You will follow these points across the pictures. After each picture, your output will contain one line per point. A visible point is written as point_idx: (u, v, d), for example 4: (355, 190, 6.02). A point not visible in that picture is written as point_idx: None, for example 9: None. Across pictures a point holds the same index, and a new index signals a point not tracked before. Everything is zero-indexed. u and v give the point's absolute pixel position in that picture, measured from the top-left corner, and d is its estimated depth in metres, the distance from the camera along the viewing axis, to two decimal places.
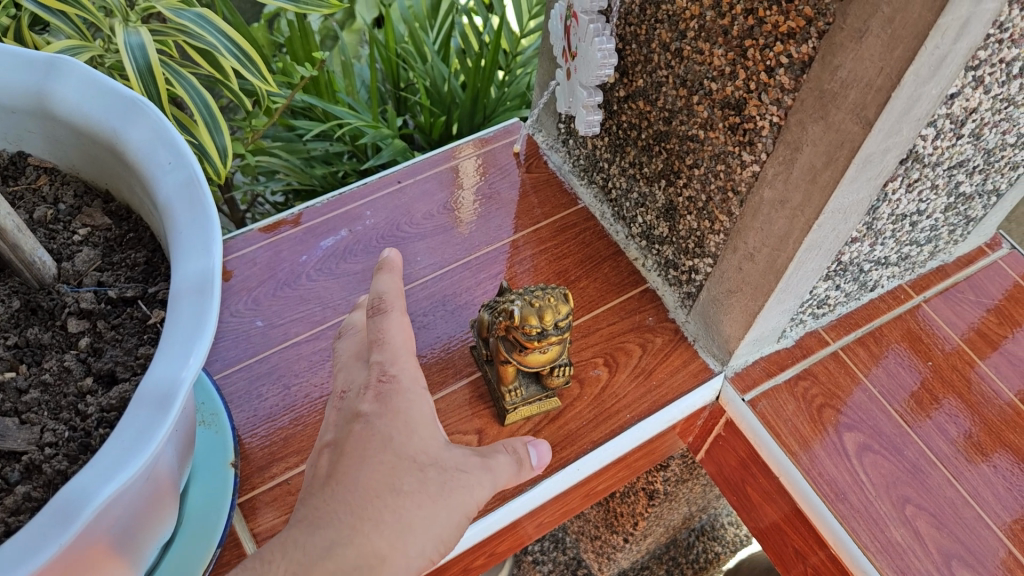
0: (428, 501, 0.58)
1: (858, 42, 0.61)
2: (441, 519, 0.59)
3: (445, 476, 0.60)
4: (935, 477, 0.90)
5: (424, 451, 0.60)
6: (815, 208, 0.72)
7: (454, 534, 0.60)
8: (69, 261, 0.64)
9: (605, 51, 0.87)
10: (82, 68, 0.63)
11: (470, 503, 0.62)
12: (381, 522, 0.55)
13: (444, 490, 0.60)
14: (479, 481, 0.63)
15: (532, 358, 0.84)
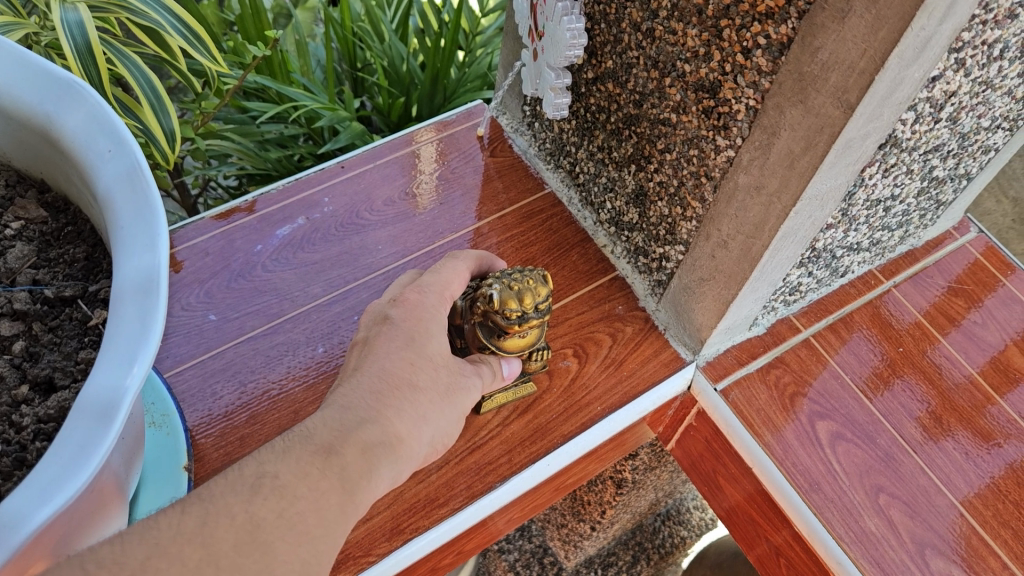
0: (438, 396, 0.69)
1: (841, 22, 0.58)
2: (446, 415, 0.69)
3: (452, 378, 0.71)
4: (907, 465, 0.89)
5: (442, 352, 0.72)
6: (792, 195, 0.70)
7: (454, 429, 0.71)
8: (1, 257, 0.59)
9: (574, 30, 0.83)
10: (13, 48, 0.58)
11: (467, 404, 0.73)
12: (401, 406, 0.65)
13: (450, 391, 0.70)
14: (475, 388, 0.74)
15: (509, 345, 0.81)
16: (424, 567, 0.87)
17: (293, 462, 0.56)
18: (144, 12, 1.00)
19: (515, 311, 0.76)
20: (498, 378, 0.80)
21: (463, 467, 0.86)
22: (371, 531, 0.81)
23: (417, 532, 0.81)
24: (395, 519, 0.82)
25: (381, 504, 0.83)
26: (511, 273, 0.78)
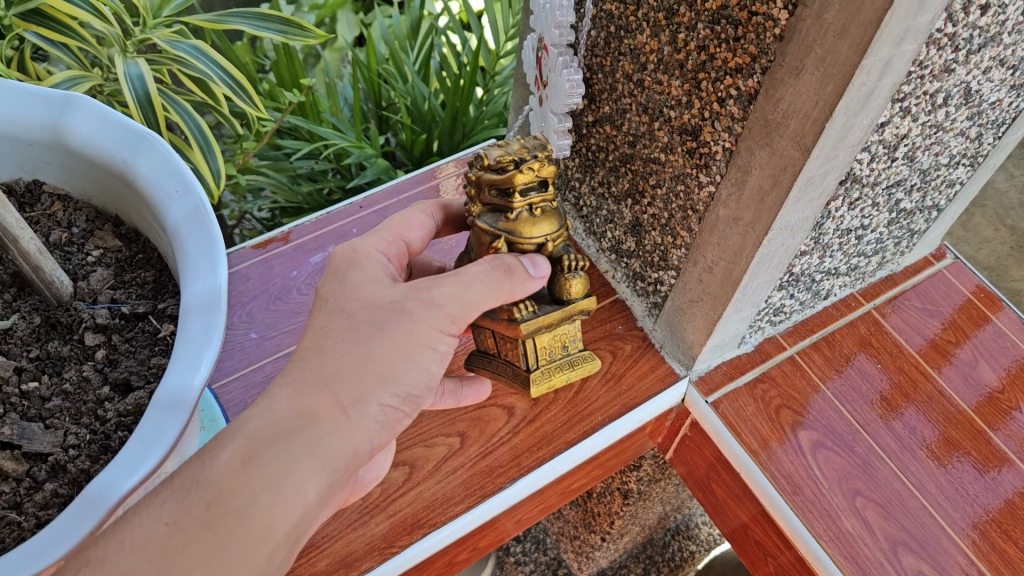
0: (360, 349, 0.64)
1: (796, 78, 0.68)
2: (382, 363, 0.64)
3: (388, 311, 0.67)
4: (883, 471, 0.98)
5: (372, 297, 0.69)
6: (764, 225, 0.79)
7: (407, 373, 0.66)
8: (85, 280, 0.70)
9: (574, 81, 0.94)
10: (93, 104, 0.69)
11: (432, 325, 0.67)
12: (310, 389, 0.62)
13: (382, 330, 0.65)
14: (443, 303, 0.67)
15: (521, 219, 0.74)
16: (441, 561, 0.96)
17: (145, 519, 0.52)
18: (193, 64, 1.13)
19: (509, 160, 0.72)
20: (514, 269, 0.70)
21: (477, 469, 0.96)
22: (394, 525, 0.91)
23: (435, 526, 0.91)
24: (415, 515, 0.92)
25: (403, 502, 0.93)
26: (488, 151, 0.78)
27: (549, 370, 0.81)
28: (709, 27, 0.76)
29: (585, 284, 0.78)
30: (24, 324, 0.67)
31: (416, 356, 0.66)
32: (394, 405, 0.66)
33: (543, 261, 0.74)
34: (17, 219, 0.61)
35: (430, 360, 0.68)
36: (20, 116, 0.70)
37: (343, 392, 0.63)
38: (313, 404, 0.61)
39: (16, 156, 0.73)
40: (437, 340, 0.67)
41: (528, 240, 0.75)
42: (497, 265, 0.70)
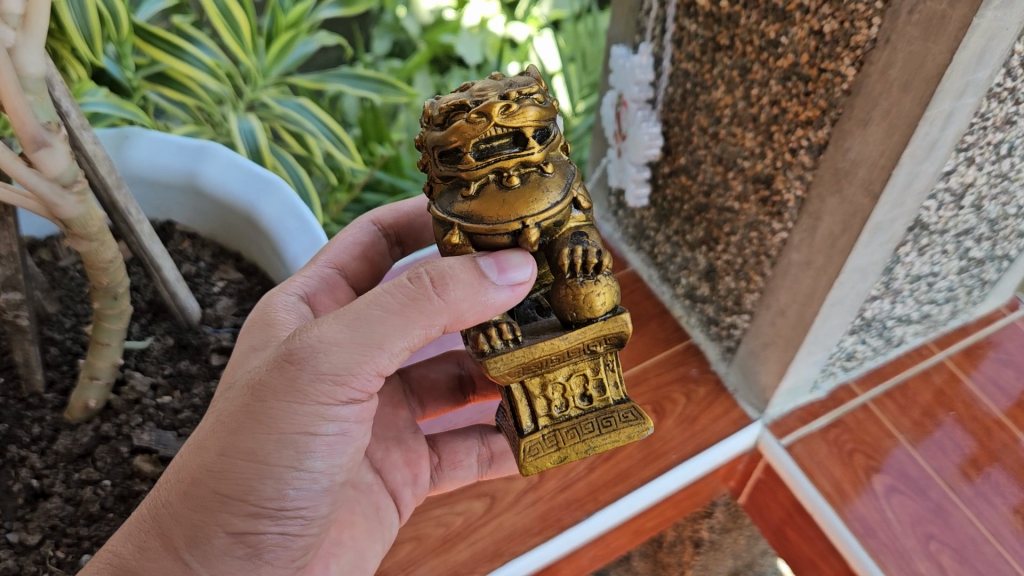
0: (199, 456, 0.59)
1: (864, 129, 0.73)
2: (223, 480, 0.58)
3: (247, 388, 0.60)
4: (958, 516, 0.98)
5: (246, 372, 0.62)
6: (835, 267, 0.83)
7: (264, 484, 0.59)
8: (211, 308, 0.86)
9: (652, 133, 1.03)
10: (224, 156, 0.86)
11: (302, 398, 0.58)
12: (138, 537, 0.59)
13: (226, 421, 0.59)
14: (309, 360, 0.58)
15: (486, 195, 0.63)
16: None
17: None
18: (298, 120, 1.24)
19: (457, 111, 0.63)
20: (442, 286, 0.59)
21: (554, 502, 0.99)
22: (475, 553, 0.95)
23: (515, 555, 0.95)
24: (496, 544, 0.96)
25: (484, 531, 0.97)
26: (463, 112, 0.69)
27: (555, 432, 0.67)
28: (782, 83, 0.82)
29: (607, 297, 0.65)
30: (159, 346, 0.85)
31: (278, 450, 0.59)
32: (263, 526, 0.61)
33: (516, 266, 0.62)
34: (159, 249, 0.77)
35: (306, 451, 0.60)
36: (164, 165, 0.86)
37: (179, 530, 0.58)
38: (135, 560, 0.58)
39: (155, 199, 0.90)
40: (309, 421, 0.59)
41: (490, 227, 0.62)
42: (412, 283, 0.59)
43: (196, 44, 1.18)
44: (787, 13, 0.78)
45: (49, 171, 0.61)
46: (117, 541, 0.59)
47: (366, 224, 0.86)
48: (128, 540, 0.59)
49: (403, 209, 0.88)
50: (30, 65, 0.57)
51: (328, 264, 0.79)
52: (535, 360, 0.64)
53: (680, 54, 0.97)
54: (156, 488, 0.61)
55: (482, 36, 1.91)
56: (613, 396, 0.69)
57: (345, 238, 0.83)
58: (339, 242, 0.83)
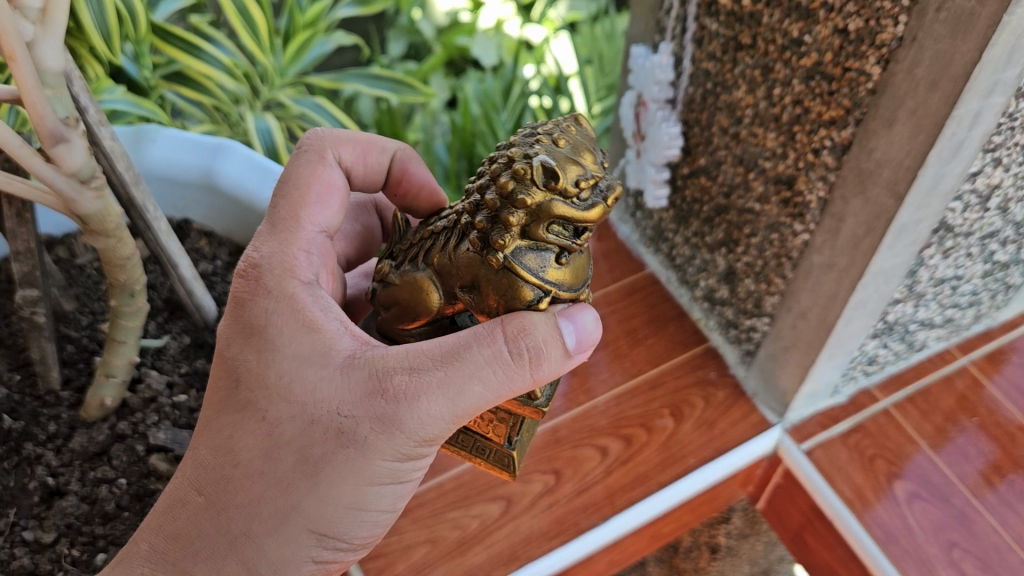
0: (289, 500, 0.61)
1: (889, 129, 0.72)
2: (320, 525, 0.62)
3: (341, 435, 0.60)
4: (981, 524, 0.96)
5: (321, 404, 0.60)
6: (858, 269, 0.82)
7: (350, 524, 0.64)
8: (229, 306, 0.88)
9: (672, 134, 1.02)
10: (243, 156, 0.87)
11: (402, 456, 0.61)
12: (215, 559, 0.61)
13: (324, 472, 0.60)
14: (418, 421, 0.59)
15: (575, 264, 0.64)
16: None
17: None
18: (316, 119, 1.24)
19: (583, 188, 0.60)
20: (542, 358, 0.59)
21: (571, 506, 0.98)
22: (490, 556, 0.94)
23: (530, 559, 0.94)
24: (512, 548, 0.95)
25: (500, 534, 0.96)
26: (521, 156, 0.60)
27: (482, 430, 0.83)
28: (804, 82, 0.81)
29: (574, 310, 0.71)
30: (175, 345, 0.85)
31: (367, 496, 0.63)
32: (336, 556, 0.66)
33: (586, 325, 0.62)
34: (176, 248, 0.77)
35: (389, 495, 0.65)
36: (182, 163, 0.87)
37: (264, 557, 0.62)
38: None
39: (171, 197, 0.91)
40: (400, 470, 0.63)
41: (574, 294, 0.65)
42: (514, 356, 0.58)
43: (215, 44, 1.18)
44: (810, 11, 0.77)
45: (68, 167, 0.61)
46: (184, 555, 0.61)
47: (330, 162, 0.73)
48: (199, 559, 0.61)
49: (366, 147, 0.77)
50: (49, 60, 0.58)
51: (317, 228, 0.70)
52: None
53: (701, 53, 0.96)
54: (225, 512, 0.61)
55: (497, 39, 1.92)
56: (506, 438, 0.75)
57: (317, 183, 0.70)
58: (315, 187, 0.70)
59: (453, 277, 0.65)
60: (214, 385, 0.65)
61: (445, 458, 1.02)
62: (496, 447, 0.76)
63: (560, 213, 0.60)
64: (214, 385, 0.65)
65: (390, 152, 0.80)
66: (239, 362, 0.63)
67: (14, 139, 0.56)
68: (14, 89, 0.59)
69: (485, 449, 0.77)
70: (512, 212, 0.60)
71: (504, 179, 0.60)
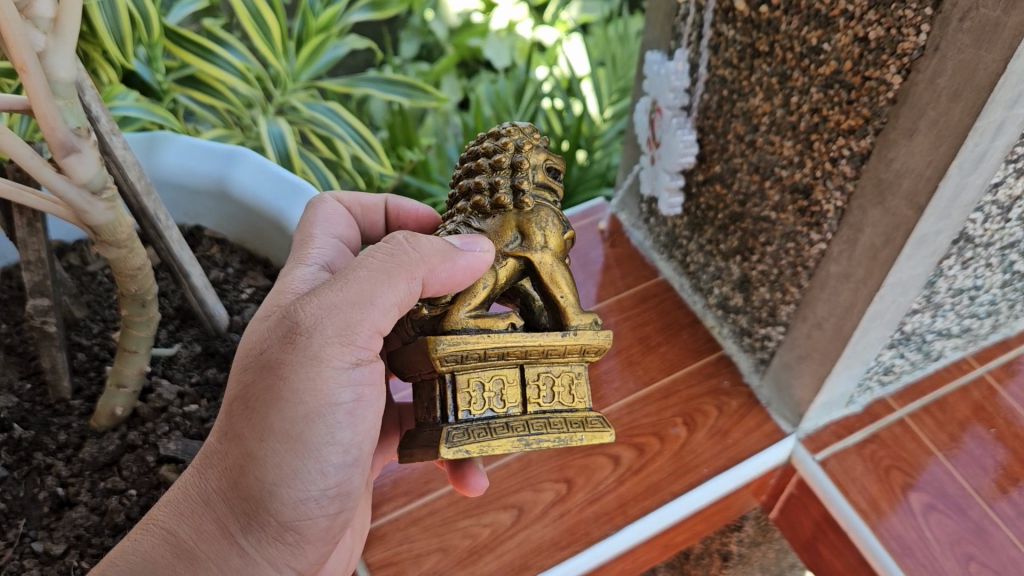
0: (236, 444, 0.60)
1: (910, 139, 0.71)
2: (263, 468, 0.59)
3: (261, 367, 0.61)
4: (999, 537, 0.94)
5: (253, 346, 0.63)
6: (876, 280, 0.80)
7: (292, 460, 0.60)
8: (240, 316, 0.88)
9: (687, 141, 1.01)
10: (257, 163, 0.87)
11: (319, 369, 0.60)
12: (191, 519, 0.60)
13: (253, 406, 0.60)
14: (318, 328, 0.60)
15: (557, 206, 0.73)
16: None
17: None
18: (328, 123, 1.23)
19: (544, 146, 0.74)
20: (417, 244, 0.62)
21: (583, 515, 0.97)
22: (501, 566, 0.93)
23: (541, 569, 0.93)
24: (523, 557, 0.94)
25: (511, 543, 0.95)
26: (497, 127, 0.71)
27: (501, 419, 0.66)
28: (823, 90, 0.80)
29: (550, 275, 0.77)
30: (186, 353, 0.85)
31: (303, 426, 0.60)
32: (304, 507, 0.62)
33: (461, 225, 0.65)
34: (187, 257, 0.77)
35: (332, 424, 0.62)
36: (196, 170, 0.87)
37: (233, 515, 0.60)
38: (194, 542, 0.60)
39: (182, 202, 0.91)
40: (328, 390, 0.61)
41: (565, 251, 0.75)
42: (387, 248, 0.62)
43: (227, 48, 1.18)
44: (830, 19, 0.76)
45: (79, 177, 0.61)
46: (170, 518, 0.61)
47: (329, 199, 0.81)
48: (185, 522, 0.60)
49: (360, 199, 0.84)
50: (60, 70, 0.57)
51: (332, 236, 0.76)
52: (493, 350, 0.65)
53: (717, 60, 0.95)
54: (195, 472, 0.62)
55: (510, 40, 1.91)
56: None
57: (325, 209, 0.78)
58: (321, 212, 0.77)
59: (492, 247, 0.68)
60: None
61: None
62: (584, 416, 0.69)
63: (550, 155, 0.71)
64: None
65: (383, 201, 0.85)
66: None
67: (24, 150, 0.56)
68: (26, 99, 0.58)
69: (579, 422, 0.68)
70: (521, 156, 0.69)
71: (504, 142, 0.69)
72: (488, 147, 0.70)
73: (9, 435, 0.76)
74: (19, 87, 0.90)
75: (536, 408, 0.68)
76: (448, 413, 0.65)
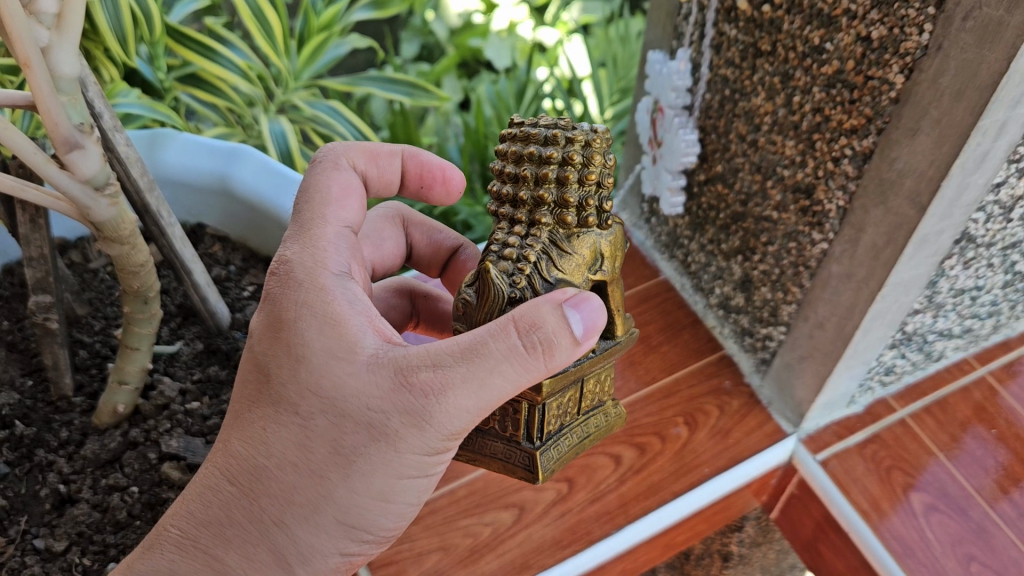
0: (323, 491, 0.58)
1: (912, 138, 0.71)
2: (345, 516, 0.59)
3: (371, 429, 0.57)
4: (1001, 538, 0.94)
5: (352, 397, 0.57)
6: (878, 280, 0.80)
7: (372, 515, 0.60)
8: (243, 313, 0.88)
9: (688, 141, 1.01)
10: (259, 161, 0.87)
11: (431, 447, 0.58)
12: (244, 545, 0.59)
13: (357, 464, 0.58)
14: (447, 422, 0.56)
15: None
16: None
17: None
18: (330, 122, 1.23)
19: None
20: (558, 349, 0.56)
21: (583, 515, 0.97)
22: (502, 565, 0.93)
23: (542, 568, 0.92)
24: (524, 556, 0.94)
25: (512, 542, 0.95)
26: (572, 127, 0.65)
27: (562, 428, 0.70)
28: (825, 90, 0.80)
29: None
30: (189, 351, 0.86)
31: (394, 492, 0.60)
32: (358, 547, 0.63)
33: (594, 318, 0.57)
34: (190, 255, 0.77)
35: (417, 487, 0.61)
36: (199, 168, 0.88)
37: (293, 548, 0.59)
38: (240, 567, 0.59)
39: (187, 201, 0.91)
40: (430, 463, 0.60)
41: None
42: (529, 348, 0.55)
43: (229, 47, 1.18)
44: (832, 19, 0.76)
45: (82, 173, 0.61)
46: (215, 540, 0.59)
47: (345, 168, 0.71)
48: (232, 547, 0.59)
49: (375, 154, 0.76)
50: (64, 66, 0.57)
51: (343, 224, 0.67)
52: (575, 376, 0.67)
53: (719, 60, 0.95)
54: (258, 500, 0.59)
55: (510, 41, 1.90)
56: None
57: (333, 184, 0.68)
58: (336, 190, 0.68)
59: (581, 271, 0.65)
60: (241, 373, 0.62)
61: (458, 465, 1.02)
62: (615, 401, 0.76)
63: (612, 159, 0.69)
64: (243, 376, 0.62)
65: (398, 154, 0.78)
66: (271, 358, 0.60)
67: (27, 145, 0.56)
68: (29, 94, 0.58)
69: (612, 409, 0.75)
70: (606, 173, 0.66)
71: (591, 154, 0.64)
72: (576, 160, 0.64)
73: (11, 432, 0.76)
74: (22, 85, 0.90)
75: (583, 410, 0.72)
76: (528, 435, 0.68)
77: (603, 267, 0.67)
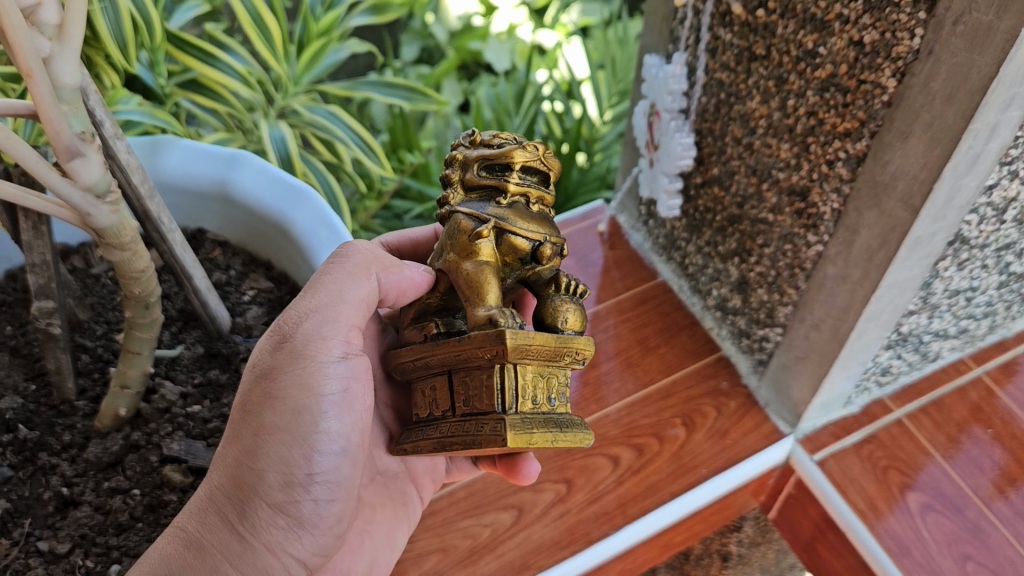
0: (235, 443, 0.63)
1: (905, 142, 0.72)
2: (255, 458, 0.62)
3: (252, 374, 0.65)
4: (996, 537, 0.95)
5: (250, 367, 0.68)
6: (872, 282, 0.81)
7: (283, 450, 0.62)
8: (243, 317, 0.89)
9: (685, 144, 1.02)
10: (257, 165, 0.88)
11: (301, 364, 0.63)
12: (195, 516, 0.62)
13: (248, 407, 0.63)
14: (294, 333, 0.64)
15: (516, 209, 0.69)
16: None
17: None
18: (329, 127, 1.23)
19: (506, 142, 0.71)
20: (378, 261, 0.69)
21: (582, 516, 0.98)
22: (501, 565, 0.94)
23: (541, 569, 0.93)
24: (523, 557, 0.94)
25: (512, 543, 0.96)
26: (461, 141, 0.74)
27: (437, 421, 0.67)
28: (819, 94, 0.80)
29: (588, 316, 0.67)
30: (189, 355, 0.87)
31: (291, 419, 0.62)
32: (299, 498, 0.63)
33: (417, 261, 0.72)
34: (190, 259, 0.78)
35: (319, 415, 0.63)
36: (197, 172, 0.89)
37: (232, 504, 0.62)
38: (200, 534, 0.61)
39: (187, 207, 0.92)
40: (314, 383, 0.63)
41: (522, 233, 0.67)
42: (341, 261, 0.69)
43: (228, 52, 1.19)
44: (826, 23, 0.77)
45: (83, 181, 0.62)
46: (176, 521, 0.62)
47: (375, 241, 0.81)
48: (188, 519, 0.62)
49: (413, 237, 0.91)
50: (65, 75, 0.58)
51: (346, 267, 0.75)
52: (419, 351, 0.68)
53: (715, 64, 0.96)
54: (208, 474, 0.64)
55: (510, 43, 1.91)
56: (543, 411, 0.65)
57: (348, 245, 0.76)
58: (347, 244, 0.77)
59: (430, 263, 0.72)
60: None
61: None
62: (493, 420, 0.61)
63: (483, 155, 0.70)
64: None
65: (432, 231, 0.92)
66: None
67: (29, 154, 0.56)
68: (31, 103, 0.59)
69: (486, 425, 0.62)
70: (451, 171, 0.72)
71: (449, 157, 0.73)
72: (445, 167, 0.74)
73: (14, 436, 0.76)
74: (24, 92, 0.91)
75: (461, 410, 0.66)
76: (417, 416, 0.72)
77: (439, 256, 0.69)
